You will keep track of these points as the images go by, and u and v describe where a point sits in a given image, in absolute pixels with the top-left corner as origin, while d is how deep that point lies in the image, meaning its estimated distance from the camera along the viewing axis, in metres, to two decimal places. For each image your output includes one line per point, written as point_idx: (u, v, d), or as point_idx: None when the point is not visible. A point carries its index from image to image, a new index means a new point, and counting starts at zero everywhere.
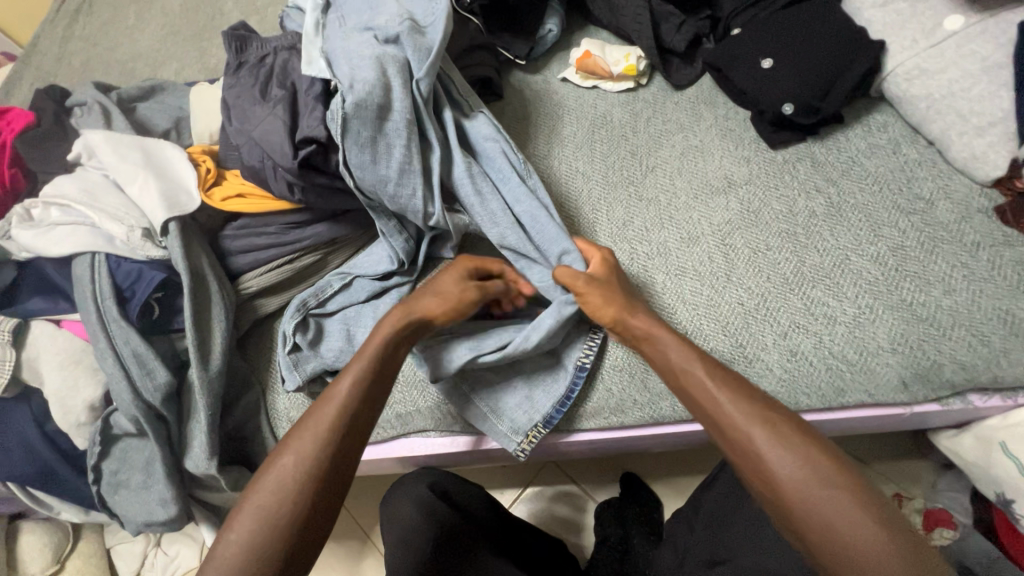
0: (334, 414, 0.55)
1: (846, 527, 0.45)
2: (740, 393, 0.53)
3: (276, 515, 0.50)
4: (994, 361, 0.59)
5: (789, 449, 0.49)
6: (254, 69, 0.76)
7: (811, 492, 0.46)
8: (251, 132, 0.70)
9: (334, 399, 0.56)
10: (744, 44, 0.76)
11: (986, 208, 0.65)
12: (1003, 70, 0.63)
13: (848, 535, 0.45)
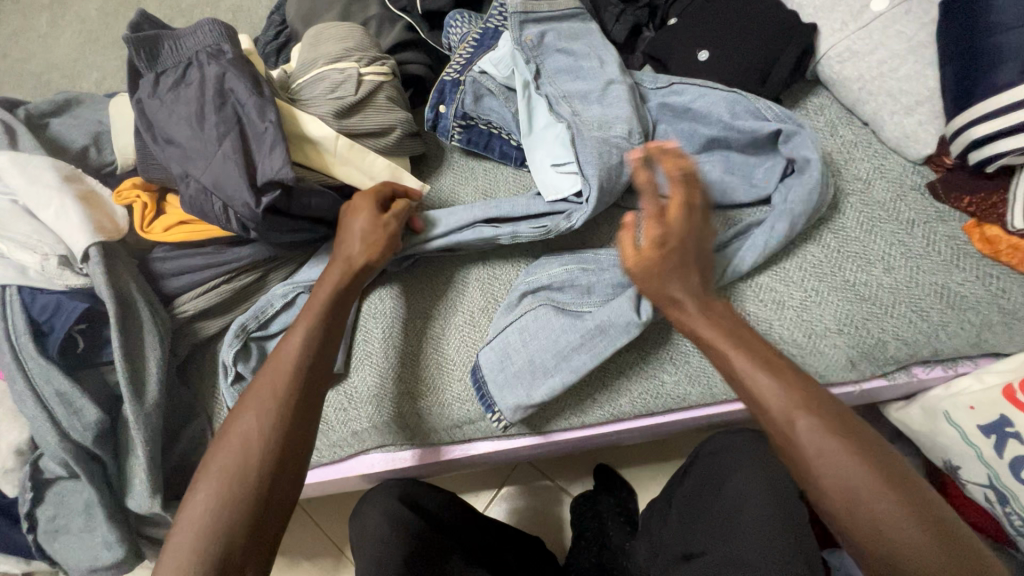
0: (288, 372, 0.55)
1: (892, 526, 0.41)
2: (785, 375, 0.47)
3: (247, 476, 0.49)
4: (932, 335, 0.61)
5: (826, 424, 0.44)
6: (183, 88, 0.64)
7: (861, 487, 0.42)
8: (198, 173, 0.62)
9: (287, 356, 0.56)
10: (681, 34, 0.76)
11: (919, 184, 0.66)
12: (927, 50, 0.65)
13: (894, 534, 0.40)
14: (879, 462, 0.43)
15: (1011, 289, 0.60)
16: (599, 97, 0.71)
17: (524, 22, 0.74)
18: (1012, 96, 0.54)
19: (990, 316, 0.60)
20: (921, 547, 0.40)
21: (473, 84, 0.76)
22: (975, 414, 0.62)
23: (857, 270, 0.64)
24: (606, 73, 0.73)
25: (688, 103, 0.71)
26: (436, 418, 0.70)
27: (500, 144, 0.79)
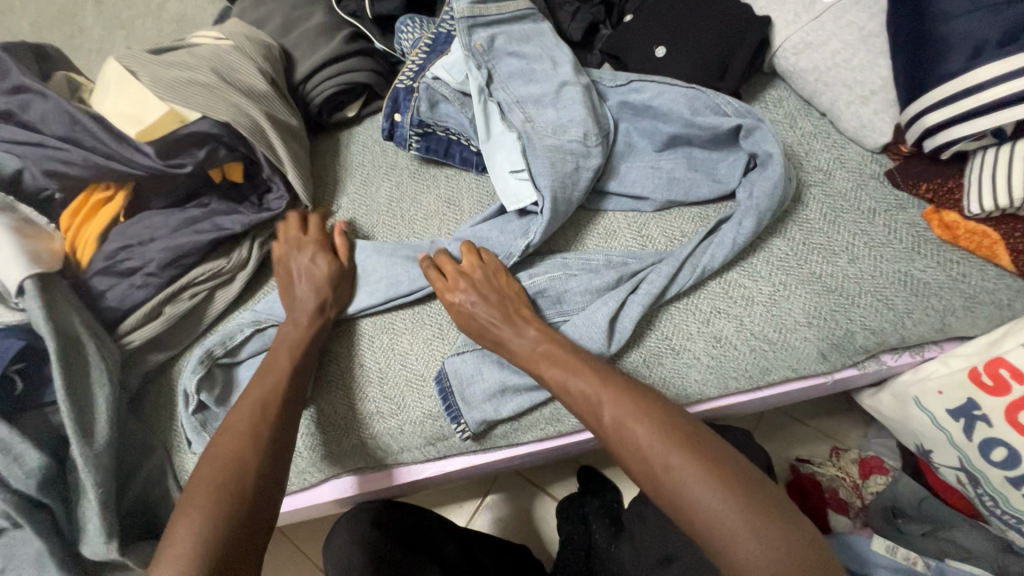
0: (280, 376, 0.62)
1: (705, 509, 0.44)
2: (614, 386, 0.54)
3: (242, 464, 0.53)
4: (899, 322, 0.61)
5: (649, 417, 0.50)
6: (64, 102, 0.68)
7: (673, 470, 0.47)
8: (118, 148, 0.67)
9: (275, 364, 0.63)
10: (637, 31, 0.75)
11: (878, 173, 0.66)
12: (879, 39, 0.65)
13: (705, 514, 0.44)
14: (700, 449, 0.47)
15: (970, 273, 0.60)
16: (554, 100, 0.70)
17: (473, 27, 0.72)
18: (962, 83, 0.54)
19: (953, 301, 0.60)
20: (728, 522, 0.43)
21: (427, 91, 0.74)
22: (944, 399, 0.61)
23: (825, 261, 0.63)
24: (560, 74, 0.71)
25: (644, 102, 0.70)
26: (408, 436, 0.68)
27: (460, 150, 0.77)
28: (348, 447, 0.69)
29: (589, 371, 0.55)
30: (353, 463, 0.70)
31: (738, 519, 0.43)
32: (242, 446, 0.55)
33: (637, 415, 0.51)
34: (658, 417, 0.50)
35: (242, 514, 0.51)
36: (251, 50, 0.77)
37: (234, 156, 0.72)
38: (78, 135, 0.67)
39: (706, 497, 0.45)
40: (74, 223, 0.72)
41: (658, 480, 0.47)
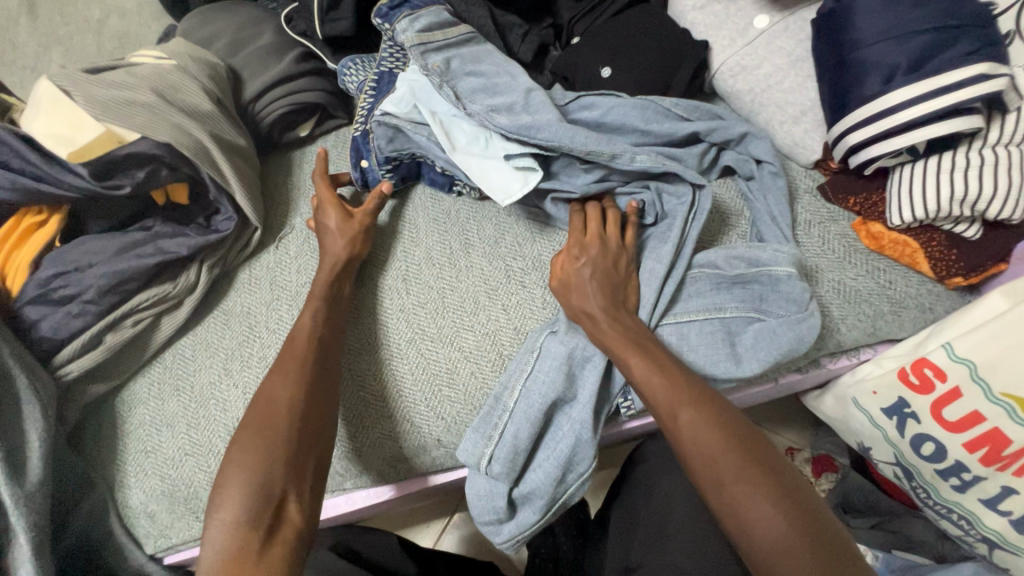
0: (303, 345, 0.61)
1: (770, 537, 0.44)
2: (680, 393, 0.52)
3: (275, 428, 0.54)
4: (835, 328, 0.65)
5: (716, 430, 0.49)
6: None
7: (737, 499, 0.46)
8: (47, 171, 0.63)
9: (299, 332, 0.62)
10: (585, 52, 0.78)
11: (812, 187, 0.71)
12: (806, 63, 0.69)
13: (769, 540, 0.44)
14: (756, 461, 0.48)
15: (896, 279, 0.65)
16: (524, 107, 0.70)
17: (425, 52, 0.72)
18: (878, 106, 0.58)
19: (881, 306, 0.64)
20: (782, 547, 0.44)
21: (381, 127, 0.74)
22: (878, 398, 0.64)
23: (759, 284, 0.64)
24: (521, 84, 0.73)
25: (603, 107, 0.71)
26: (432, 427, 0.66)
27: (430, 172, 0.78)
28: (370, 448, 0.67)
29: (658, 378, 0.54)
30: (339, 484, 0.69)
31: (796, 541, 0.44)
32: (298, 370, 0.58)
33: (677, 400, 0.52)
34: (704, 398, 0.52)
35: (275, 477, 0.51)
36: (197, 70, 0.75)
37: (178, 177, 0.70)
38: (5, 157, 0.64)
39: (768, 528, 0.45)
40: (2, 251, 0.68)
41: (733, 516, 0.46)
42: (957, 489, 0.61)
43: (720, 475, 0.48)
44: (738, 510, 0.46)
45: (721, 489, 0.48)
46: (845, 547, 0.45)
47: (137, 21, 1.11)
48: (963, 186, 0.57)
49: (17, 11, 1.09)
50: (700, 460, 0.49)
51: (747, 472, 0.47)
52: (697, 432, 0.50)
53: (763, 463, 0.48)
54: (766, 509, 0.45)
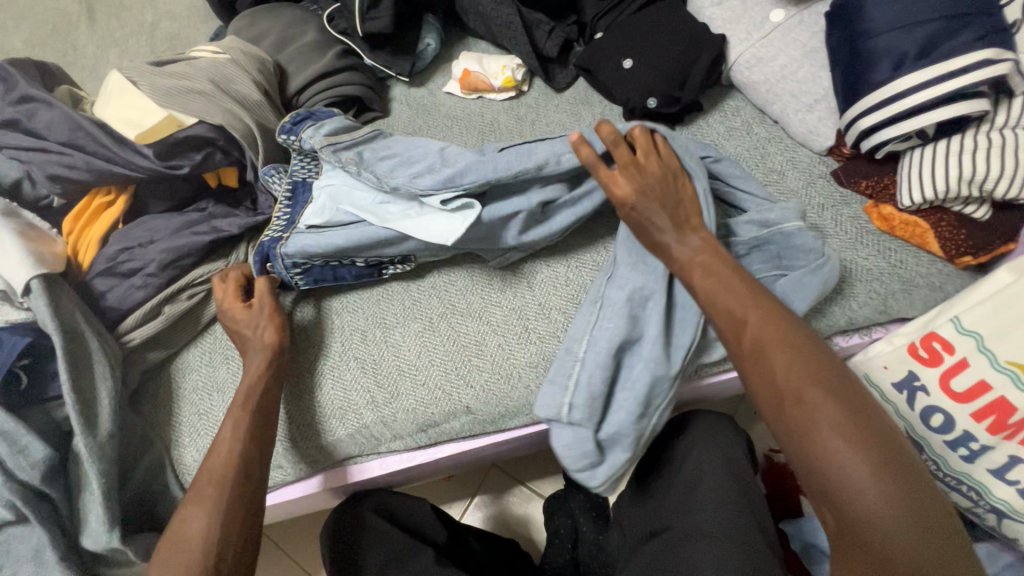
0: (221, 461, 0.59)
1: (876, 495, 0.43)
2: (777, 343, 0.50)
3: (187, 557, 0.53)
4: (848, 306, 0.67)
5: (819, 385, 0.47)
6: (70, 112, 0.71)
7: (838, 458, 0.44)
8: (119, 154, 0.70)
9: (219, 444, 0.60)
10: (608, 46, 0.82)
11: (825, 173, 0.74)
12: (819, 54, 0.73)
13: (873, 499, 0.43)
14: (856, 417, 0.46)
15: (906, 260, 0.67)
16: (442, 163, 0.69)
17: (336, 148, 0.71)
18: (888, 91, 0.61)
19: (892, 285, 0.67)
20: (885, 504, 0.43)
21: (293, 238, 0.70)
22: (890, 373, 0.66)
23: (775, 244, 0.67)
24: (432, 148, 0.71)
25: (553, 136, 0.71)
26: (465, 393, 0.71)
27: (347, 270, 0.75)
28: (406, 411, 0.71)
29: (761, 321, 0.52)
30: (376, 447, 0.73)
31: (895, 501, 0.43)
32: (208, 502, 0.56)
33: (757, 317, 0.52)
34: (782, 321, 0.51)
35: None
36: (249, 64, 0.81)
37: (230, 160, 0.76)
38: (82, 141, 0.71)
39: (870, 487, 0.43)
40: (76, 228, 0.75)
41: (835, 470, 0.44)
42: (966, 460, 0.63)
43: (795, 390, 0.48)
44: (806, 425, 0.46)
45: (819, 445, 0.45)
46: (914, 470, 0.44)
47: (186, 24, 1.19)
48: (971, 168, 0.59)
49: (78, 17, 1.19)
50: (771, 376, 0.49)
51: (846, 425, 0.45)
52: (770, 351, 0.50)
53: (838, 386, 0.47)
54: (834, 429, 0.45)
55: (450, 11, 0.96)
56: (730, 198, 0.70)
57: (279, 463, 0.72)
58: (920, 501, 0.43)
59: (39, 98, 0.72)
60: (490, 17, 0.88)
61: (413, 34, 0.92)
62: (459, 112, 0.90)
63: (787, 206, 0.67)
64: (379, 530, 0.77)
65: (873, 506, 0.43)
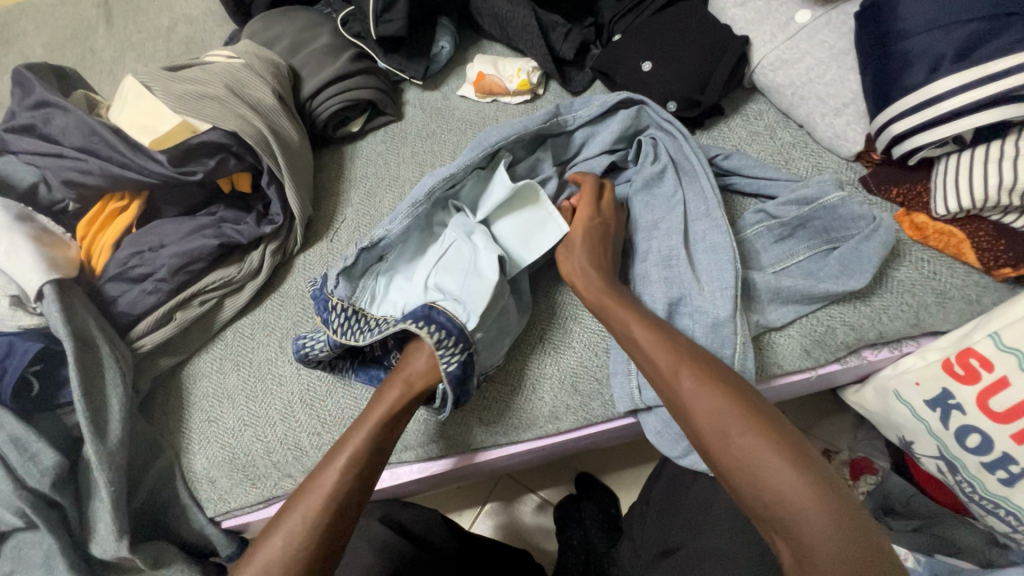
0: (318, 500, 0.53)
1: (819, 540, 0.43)
2: (727, 389, 0.51)
3: None
4: (877, 318, 0.64)
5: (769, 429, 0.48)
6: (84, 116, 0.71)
7: (784, 497, 0.45)
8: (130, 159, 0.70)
9: (321, 478, 0.54)
10: (626, 49, 0.80)
11: (853, 179, 0.71)
12: (848, 56, 0.70)
13: (814, 541, 0.43)
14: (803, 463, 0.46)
15: (940, 270, 0.64)
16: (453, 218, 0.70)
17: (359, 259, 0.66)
18: (923, 94, 0.59)
19: (925, 297, 0.64)
20: (831, 548, 0.43)
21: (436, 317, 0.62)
22: (921, 390, 0.64)
23: (819, 219, 0.66)
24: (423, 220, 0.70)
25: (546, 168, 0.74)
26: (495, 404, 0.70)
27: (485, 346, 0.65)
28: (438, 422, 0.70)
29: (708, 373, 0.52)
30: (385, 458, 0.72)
31: (843, 551, 0.42)
32: (291, 530, 0.51)
33: (678, 365, 0.53)
34: (701, 365, 0.53)
35: None
36: (262, 68, 0.81)
37: (243, 165, 0.75)
38: (95, 147, 0.71)
39: (815, 532, 0.43)
40: (89, 233, 0.75)
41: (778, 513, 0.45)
42: (1004, 483, 0.60)
43: (728, 428, 0.48)
44: (747, 458, 0.47)
45: (761, 492, 0.46)
46: (853, 495, 0.45)
47: (201, 27, 1.19)
48: (1013, 176, 0.56)
49: (97, 22, 1.20)
50: (706, 416, 0.50)
51: (798, 469, 0.45)
52: (701, 389, 0.51)
53: (767, 418, 0.49)
54: (778, 460, 0.46)
55: (465, 12, 0.95)
56: (753, 188, 0.72)
57: (289, 471, 0.71)
58: (876, 555, 0.43)
59: (53, 102, 0.72)
60: (506, 19, 0.86)
61: (427, 36, 0.91)
62: (473, 115, 0.88)
63: (823, 178, 0.67)
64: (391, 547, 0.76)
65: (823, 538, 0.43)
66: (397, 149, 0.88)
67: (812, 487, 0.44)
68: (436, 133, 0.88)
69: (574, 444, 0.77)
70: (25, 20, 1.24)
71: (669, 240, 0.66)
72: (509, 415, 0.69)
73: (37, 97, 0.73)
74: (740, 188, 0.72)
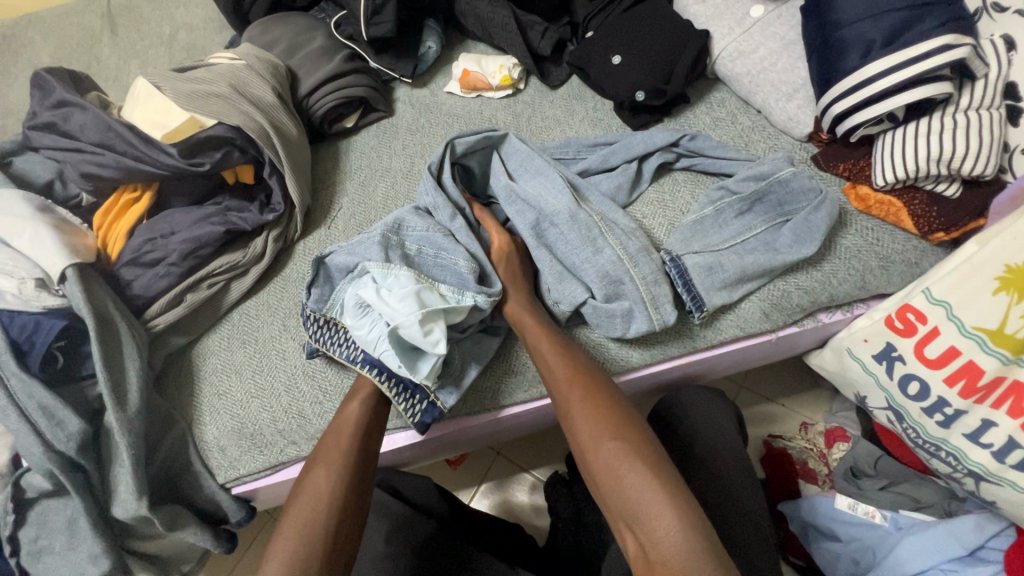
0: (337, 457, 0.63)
1: (632, 487, 0.52)
2: (567, 358, 0.63)
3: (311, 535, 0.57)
4: (827, 282, 0.71)
5: (592, 392, 0.60)
6: (98, 112, 0.77)
7: (609, 451, 0.55)
8: (143, 152, 0.76)
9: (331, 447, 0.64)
10: (598, 44, 0.87)
11: (806, 158, 0.78)
12: (797, 46, 0.77)
13: (631, 489, 0.52)
14: (626, 426, 0.57)
15: (884, 237, 0.71)
16: (390, 269, 0.68)
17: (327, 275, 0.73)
18: (857, 77, 0.65)
19: (870, 262, 0.70)
20: (643, 496, 0.52)
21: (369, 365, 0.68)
22: (869, 346, 0.71)
23: (775, 194, 0.73)
24: (376, 251, 0.70)
25: (494, 160, 0.82)
26: (481, 378, 0.76)
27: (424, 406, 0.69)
28: None
29: (552, 348, 0.64)
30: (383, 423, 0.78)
31: (653, 499, 0.51)
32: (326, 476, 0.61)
33: (564, 370, 0.62)
34: (579, 364, 0.63)
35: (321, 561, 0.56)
36: (262, 68, 0.87)
37: (247, 158, 0.81)
38: (109, 141, 0.77)
39: (633, 483, 0.53)
40: (105, 222, 0.81)
41: (604, 471, 0.54)
42: (942, 425, 0.66)
43: (602, 439, 0.56)
44: (612, 464, 0.54)
45: (599, 453, 0.56)
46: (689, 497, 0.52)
47: (201, 35, 1.25)
48: (938, 148, 0.63)
49: (103, 31, 1.27)
50: (575, 408, 0.59)
51: (617, 428, 0.56)
52: (577, 386, 0.60)
53: (639, 432, 0.56)
54: (640, 471, 0.53)
55: (451, 14, 1.01)
56: (711, 168, 0.78)
57: (294, 437, 0.77)
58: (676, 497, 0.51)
59: (70, 103, 0.79)
60: (487, 20, 0.93)
61: (415, 36, 0.97)
62: (459, 109, 0.95)
63: (776, 157, 0.74)
64: (387, 509, 0.81)
65: (651, 521, 0.50)
66: (389, 142, 0.94)
67: (630, 441, 0.55)
68: (425, 126, 0.95)
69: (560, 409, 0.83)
70: (33, 31, 1.30)
71: (564, 200, 0.74)
72: (498, 380, 0.76)
73: (55, 99, 0.79)
74: (703, 168, 0.79)
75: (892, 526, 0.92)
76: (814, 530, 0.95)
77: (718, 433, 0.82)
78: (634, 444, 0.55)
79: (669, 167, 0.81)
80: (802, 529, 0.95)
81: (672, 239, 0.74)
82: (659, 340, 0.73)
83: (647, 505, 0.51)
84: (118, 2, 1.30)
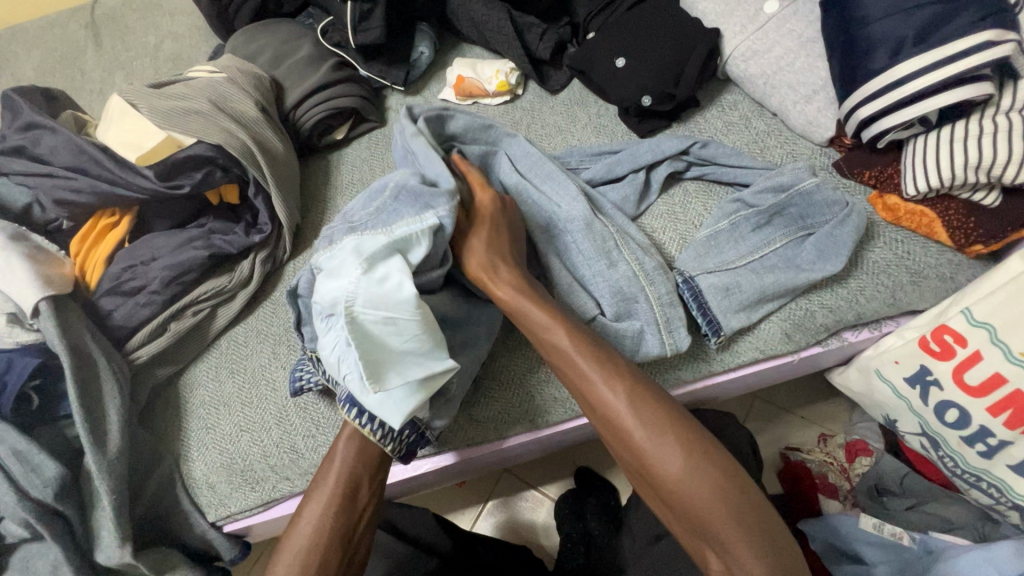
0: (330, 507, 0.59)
1: (703, 498, 0.48)
2: (596, 355, 0.55)
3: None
4: (854, 299, 0.65)
5: (633, 392, 0.52)
6: (69, 136, 0.73)
7: (670, 461, 0.49)
8: (118, 176, 0.72)
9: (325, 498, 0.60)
10: (600, 46, 0.81)
11: (827, 165, 0.72)
12: (816, 43, 0.71)
13: (700, 500, 0.48)
14: (680, 429, 0.50)
15: (915, 250, 0.65)
16: (330, 249, 0.56)
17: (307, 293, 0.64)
18: (886, 78, 0.60)
19: (901, 277, 0.65)
20: (714, 508, 0.47)
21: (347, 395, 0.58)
22: (901, 368, 0.65)
23: (796, 206, 0.68)
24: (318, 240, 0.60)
25: (499, 160, 0.73)
26: (483, 407, 0.71)
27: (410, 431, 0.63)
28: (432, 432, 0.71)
29: (578, 342, 0.55)
30: None
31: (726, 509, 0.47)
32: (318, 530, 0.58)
33: (599, 371, 0.53)
34: (611, 362, 0.54)
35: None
36: (244, 81, 0.82)
37: (230, 177, 0.76)
38: (84, 165, 0.73)
39: (701, 495, 0.48)
40: (82, 249, 0.76)
41: (669, 482, 0.49)
42: (983, 455, 0.62)
43: (659, 448, 0.50)
44: (678, 476, 0.49)
45: (659, 464, 0.49)
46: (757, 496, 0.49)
47: (187, 44, 1.21)
48: (979, 154, 0.57)
49: (86, 43, 1.23)
50: (622, 415, 0.52)
51: (674, 433, 0.50)
52: (617, 389, 0.52)
53: (695, 432, 0.51)
54: (708, 480, 0.48)
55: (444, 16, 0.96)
56: (725, 178, 0.73)
57: (286, 473, 0.73)
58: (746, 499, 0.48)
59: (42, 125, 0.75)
60: (482, 23, 0.88)
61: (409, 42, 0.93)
62: None
63: (797, 165, 0.69)
64: (384, 545, 0.76)
65: (731, 532, 0.47)
66: (382, 154, 0.89)
67: (690, 446, 0.50)
68: None
69: (566, 436, 0.78)
70: (17, 45, 1.26)
71: (577, 207, 0.68)
72: (499, 408, 0.71)
73: (28, 123, 0.75)
74: (716, 177, 0.74)
75: (922, 550, 0.84)
76: (838, 551, 0.88)
77: (733, 456, 0.77)
78: (695, 449, 0.49)
79: (679, 176, 0.76)
80: (824, 551, 0.88)
81: (687, 257, 0.69)
82: (673, 365, 0.68)
83: (722, 516, 0.47)
84: (101, 12, 1.25)
